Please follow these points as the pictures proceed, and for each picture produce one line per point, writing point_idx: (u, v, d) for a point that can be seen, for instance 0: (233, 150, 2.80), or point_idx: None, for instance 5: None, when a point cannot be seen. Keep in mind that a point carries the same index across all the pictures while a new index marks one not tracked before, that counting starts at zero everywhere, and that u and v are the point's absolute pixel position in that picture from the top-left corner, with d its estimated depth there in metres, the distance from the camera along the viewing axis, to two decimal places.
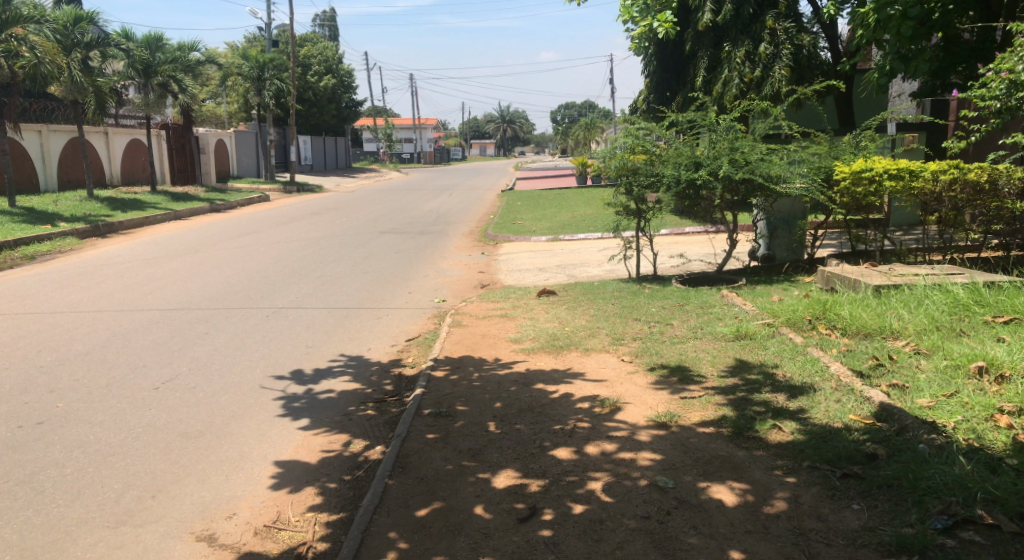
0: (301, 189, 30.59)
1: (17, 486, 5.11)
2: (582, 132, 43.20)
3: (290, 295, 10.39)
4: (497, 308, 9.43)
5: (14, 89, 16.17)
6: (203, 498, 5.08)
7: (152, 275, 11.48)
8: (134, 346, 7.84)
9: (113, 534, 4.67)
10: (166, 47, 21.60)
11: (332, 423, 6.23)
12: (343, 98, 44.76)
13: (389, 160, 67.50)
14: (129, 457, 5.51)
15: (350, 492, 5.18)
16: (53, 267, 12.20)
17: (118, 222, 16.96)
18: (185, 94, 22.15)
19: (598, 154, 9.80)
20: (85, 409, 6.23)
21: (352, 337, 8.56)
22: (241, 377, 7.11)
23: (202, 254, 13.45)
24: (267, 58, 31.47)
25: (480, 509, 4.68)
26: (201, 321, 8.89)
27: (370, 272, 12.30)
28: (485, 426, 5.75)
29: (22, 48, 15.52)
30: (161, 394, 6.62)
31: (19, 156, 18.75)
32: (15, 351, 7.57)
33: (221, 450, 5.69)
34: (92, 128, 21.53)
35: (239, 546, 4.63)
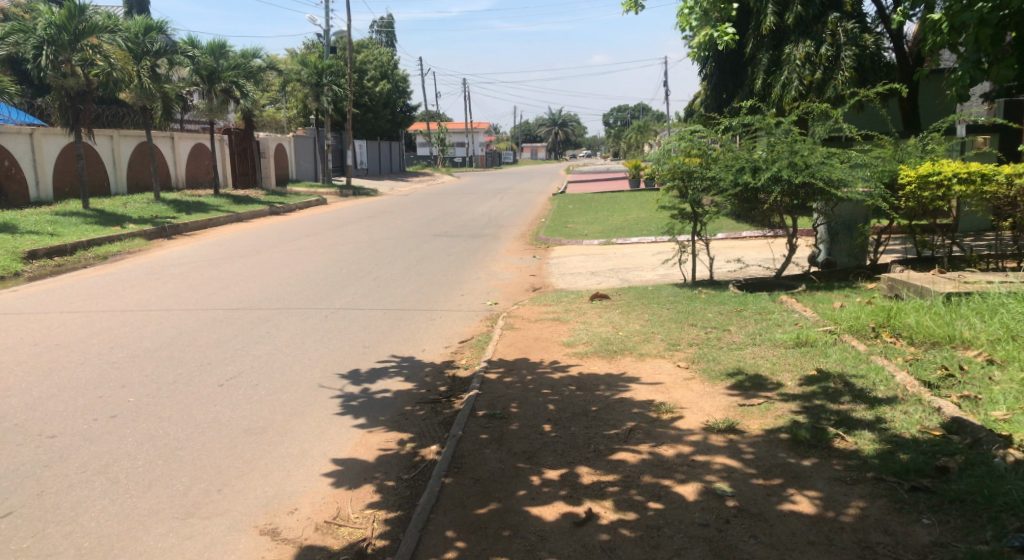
0: (356, 192, 30.98)
1: (94, 476, 5.29)
2: (637, 134, 42.98)
3: (347, 297, 10.55)
4: (550, 311, 9.45)
5: (89, 97, 16.74)
6: (266, 493, 5.19)
7: (215, 275, 11.77)
8: (200, 344, 8.05)
9: (183, 526, 4.80)
10: (230, 54, 22.06)
11: (388, 422, 6.33)
12: (398, 103, 45.25)
13: (442, 162, 67.88)
14: (195, 450, 5.67)
15: (406, 491, 5.26)
16: (124, 267, 12.62)
17: (183, 224, 17.46)
18: (247, 100, 22.45)
19: (651, 157, 9.74)
20: (156, 404, 6.43)
21: (407, 338, 8.67)
22: (300, 375, 7.26)
23: (263, 256, 13.72)
24: (326, 64, 31.81)
25: (535, 512, 4.71)
26: (262, 320, 9.10)
27: (424, 274, 12.45)
28: (541, 429, 5.78)
29: (97, 56, 16.09)
30: (226, 391, 6.78)
31: (93, 160, 19.37)
32: (88, 347, 7.82)
33: (283, 447, 5.82)
34: (160, 133, 22.13)
35: (300, 540, 4.73)
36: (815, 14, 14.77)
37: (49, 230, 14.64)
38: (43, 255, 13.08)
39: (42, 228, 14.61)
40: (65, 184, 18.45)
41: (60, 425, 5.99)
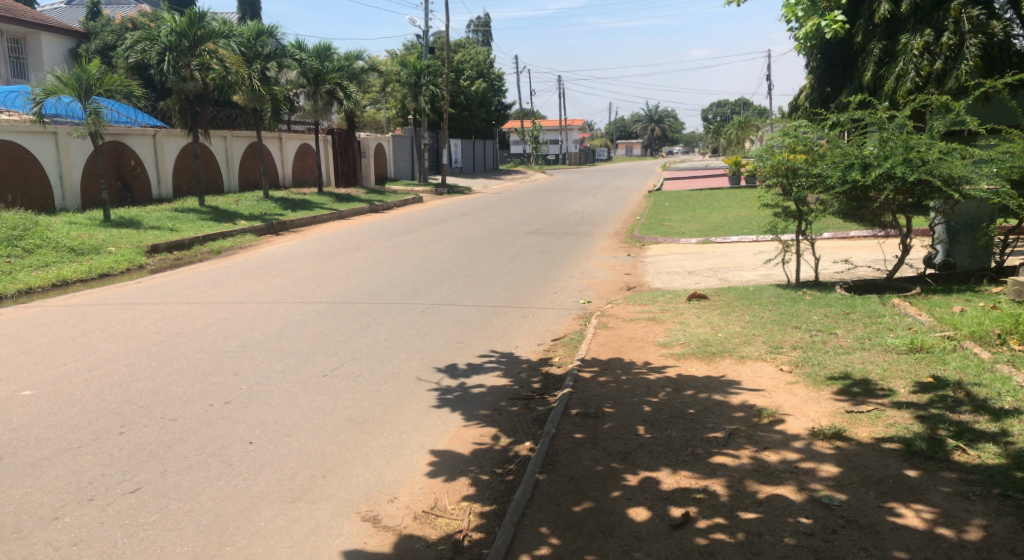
0: (451, 191, 31.39)
1: (210, 458, 5.52)
2: (738, 130, 42.05)
3: (443, 292, 10.70)
4: (646, 311, 9.32)
5: (206, 99, 17.53)
6: (367, 481, 5.31)
7: (318, 270, 12.13)
8: (306, 335, 8.32)
9: (291, 508, 4.96)
10: (334, 56, 22.61)
11: (483, 417, 6.38)
12: (493, 102, 45.57)
13: (536, 161, 68.04)
14: (301, 437, 5.86)
15: (501, 485, 5.30)
16: (235, 261, 13.16)
17: (289, 220, 18.07)
18: (350, 101, 23.02)
19: (753, 154, 9.50)
20: (265, 391, 6.68)
21: (501, 334, 8.72)
22: (400, 368, 7.41)
23: (363, 252, 14.06)
24: (424, 65, 32.33)
25: (632, 511, 4.67)
26: (362, 314, 9.32)
27: (517, 271, 12.51)
28: (636, 429, 5.71)
29: (213, 61, 16.84)
30: (329, 381, 6.98)
31: (209, 160, 20.27)
32: (204, 337, 8.19)
33: (383, 436, 5.94)
34: (269, 134, 22.97)
35: (400, 529, 4.84)
36: (934, 3, 14.12)
37: (169, 225, 15.43)
38: (164, 250, 13.80)
39: (162, 224, 15.41)
40: (183, 182, 19.37)
41: (178, 409, 6.29)
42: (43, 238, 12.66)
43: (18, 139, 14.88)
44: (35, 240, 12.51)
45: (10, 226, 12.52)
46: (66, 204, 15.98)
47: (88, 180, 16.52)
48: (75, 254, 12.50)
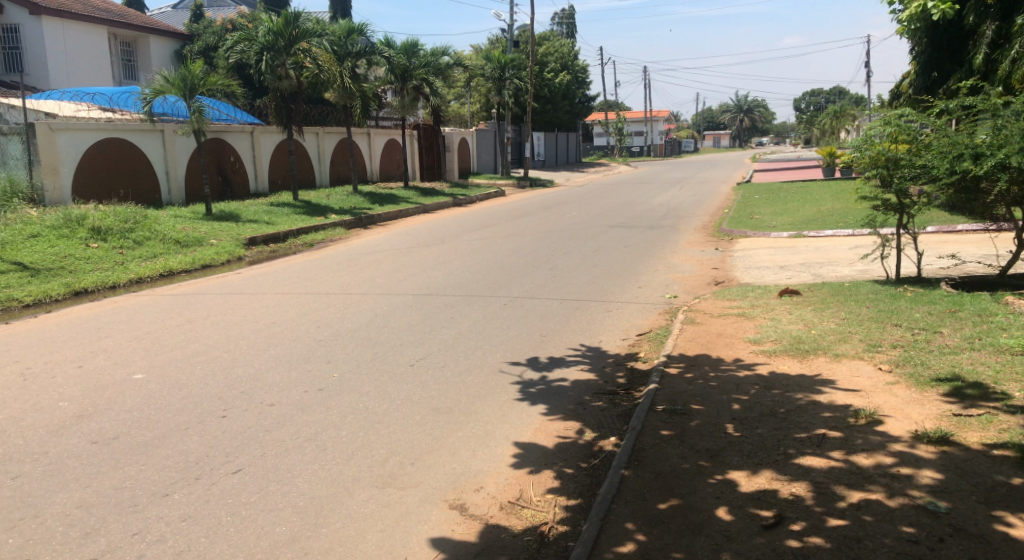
0: (534, 184, 31.39)
1: (306, 442, 5.66)
2: (833, 120, 40.62)
3: (526, 286, 10.70)
4: (735, 306, 9.11)
5: (299, 97, 17.99)
6: (454, 470, 5.35)
7: (405, 263, 12.31)
8: (393, 326, 8.44)
9: (382, 493, 5.04)
10: (421, 52, 22.84)
11: (568, 411, 6.34)
12: (577, 94, 45.29)
13: (620, 153, 67.39)
14: (390, 425, 5.94)
15: (586, 479, 5.26)
16: (325, 254, 13.47)
17: (376, 214, 18.39)
18: (436, 96, 23.24)
19: (851, 145, 9.13)
20: (355, 380, 6.81)
21: (585, 328, 8.66)
22: (486, 359, 7.44)
23: (448, 245, 14.19)
24: (508, 59, 32.40)
25: (722, 510, 4.56)
26: (448, 306, 9.40)
27: (601, 265, 12.41)
28: (725, 427, 5.58)
29: (308, 60, 17.27)
30: (416, 371, 7.06)
31: (302, 156, 20.81)
32: (297, 326, 8.41)
33: (469, 426, 5.97)
34: (358, 130, 23.42)
35: (486, 518, 4.85)
36: None
37: (265, 219, 15.92)
38: (261, 242, 14.24)
39: (259, 217, 15.91)
40: (279, 177, 19.95)
41: (275, 394, 6.47)
42: (150, 231, 13.24)
43: (128, 136, 15.59)
44: (144, 232, 13.10)
45: (121, 219, 13.15)
46: (172, 199, 16.67)
47: (191, 176, 17.19)
48: (180, 246, 13.03)
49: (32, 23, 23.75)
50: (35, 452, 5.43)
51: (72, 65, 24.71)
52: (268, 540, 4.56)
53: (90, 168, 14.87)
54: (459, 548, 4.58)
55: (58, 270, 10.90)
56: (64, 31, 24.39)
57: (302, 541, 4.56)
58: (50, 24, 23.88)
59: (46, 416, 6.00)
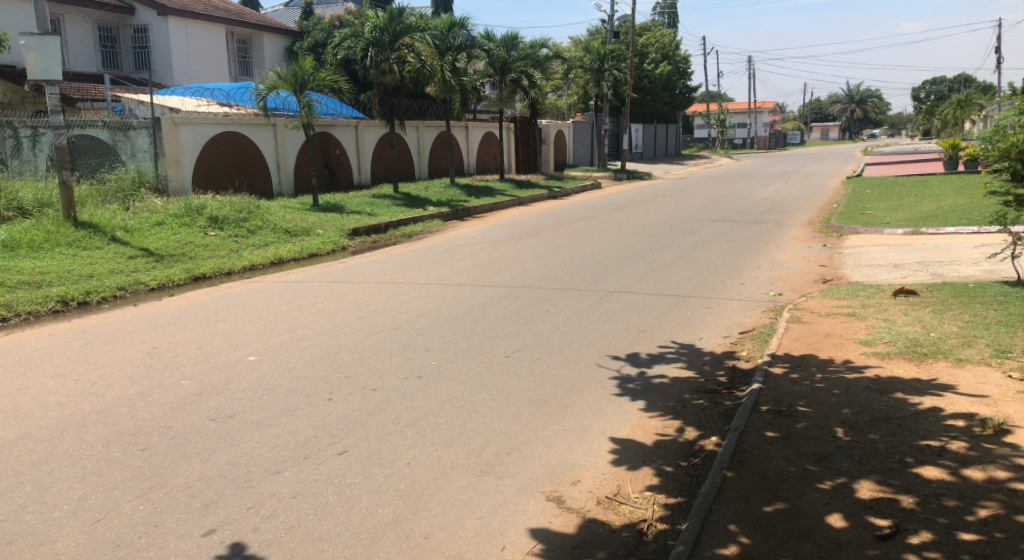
0: (632, 178, 30.95)
1: (406, 427, 5.67)
2: (956, 110, 38.42)
3: (624, 280, 10.50)
4: (845, 306, 8.68)
5: (402, 91, 18.23)
6: (550, 462, 5.26)
7: (501, 255, 12.28)
8: (489, 317, 8.42)
9: (479, 481, 4.99)
10: (521, 44, 22.78)
11: (667, 408, 6.15)
12: (678, 84, 44.35)
13: (722, 145, 65.76)
14: (488, 414, 5.89)
15: (686, 478, 5.08)
16: (424, 245, 13.60)
17: (473, 207, 18.47)
18: (535, 89, 23.16)
19: (979, 136, 8.53)
20: (453, 368, 6.81)
21: (685, 324, 8.41)
22: (582, 353, 7.31)
23: (545, 238, 14.10)
24: (608, 49, 32.00)
25: (833, 518, 4.32)
26: (544, 298, 9.32)
27: (702, 260, 12.07)
28: (836, 431, 5.29)
29: (410, 55, 17.47)
30: (512, 362, 7.01)
31: (403, 149, 21.12)
32: (396, 315, 8.48)
33: (565, 419, 5.87)
34: (457, 123, 23.61)
35: (583, 512, 4.74)
36: None
37: (366, 210, 16.21)
38: (364, 233, 14.49)
39: (361, 209, 16.22)
40: (380, 170, 20.31)
41: (376, 380, 6.53)
42: (263, 220, 13.67)
43: (244, 129, 16.16)
44: (257, 221, 13.53)
45: (236, 208, 13.61)
46: (282, 190, 17.19)
47: (300, 168, 17.68)
48: (289, 235, 13.40)
49: (159, 24, 25.08)
50: (162, 425, 5.61)
51: (194, 62, 25.89)
52: (372, 520, 4.56)
53: (209, 160, 15.47)
54: (556, 540, 4.48)
55: (179, 256, 11.36)
56: (188, 31, 25.63)
57: (405, 524, 4.54)
58: (177, 24, 25.16)
59: (169, 392, 6.22)
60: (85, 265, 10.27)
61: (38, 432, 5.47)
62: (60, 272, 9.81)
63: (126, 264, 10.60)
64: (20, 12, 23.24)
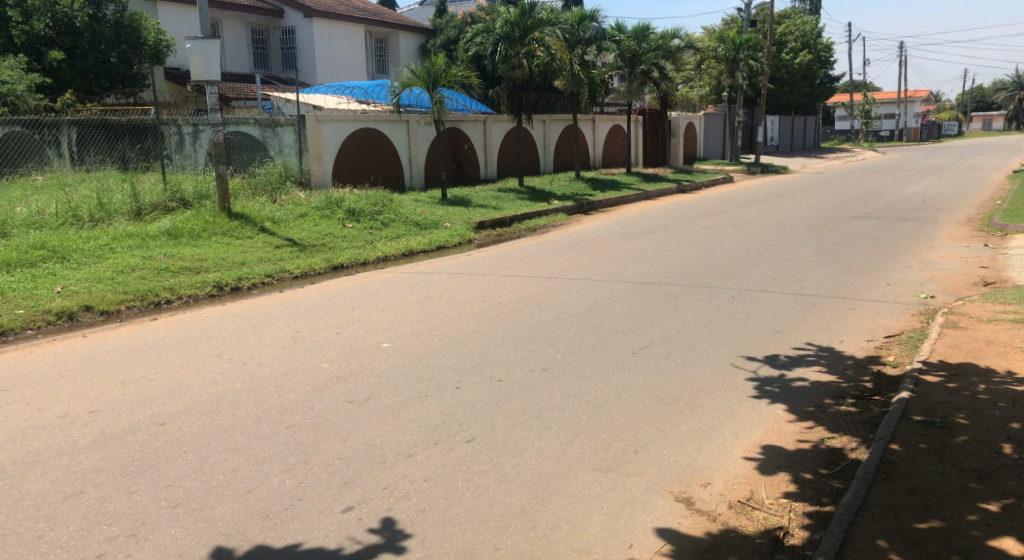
0: (767, 172, 29.90)
1: (532, 420, 5.68)
2: None
3: (756, 278, 10.16)
4: (1007, 311, 8.05)
5: (530, 86, 18.32)
6: (679, 462, 5.14)
7: (628, 250, 12.14)
8: (616, 312, 8.34)
9: (606, 478, 4.93)
10: (652, 36, 22.46)
11: (805, 413, 5.89)
12: (819, 74, 42.40)
13: (864, 138, 62.49)
14: (614, 411, 5.82)
15: (826, 487, 4.85)
16: (550, 239, 13.63)
17: (599, 201, 18.35)
18: (665, 81, 22.76)
19: None
20: (578, 363, 6.77)
21: (824, 326, 8.04)
22: (713, 353, 7.11)
23: (673, 233, 13.83)
24: (744, 39, 30.94)
25: (993, 540, 4.02)
26: (672, 295, 9.13)
27: (842, 259, 11.52)
28: (997, 447, 4.91)
29: (540, 49, 17.52)
30: (638, 359, 6.90)
31: (529, 143, 21.22)
32: (522, 308, 8.53)
33: (694, 420, 5.72)
34: (584, 117, 23.54)
35: (715, 515, 4.62)
36: None
37: (493, 204, 16.39)
38: (489, 226, 14.66)
39: (487, 202, 16.41)
40: (507, 164, 20.50)
41: (503, 371, 6.59)
42: (396, 213, 14.06)
43: (379, 125, 16.67)
44: (390, 214, 13.93)
45: (371, 201, 14.05)
46: (413, 183, 17.64)
47: (431, 162, 18.09)
48: (419, 228, 13.74)
49: (306, 25, 26.23)
50: (304, 405, 5.86)
51: (335, 61, 26.95)
52: (499, 509, 4.60)
53: (347, 155, 16.06)
54: (686, 541, 4.38)
55: (320, 246, 11.86)
56: (331, 31, 26.70)
57: (531, 514, 4.55)
58: (320, 25, 26.25)
59: (310, 375, 6.48)
60: (238, 253, 10.87)
61: (196, 406, 5.83)
62: (215, 259, 10.43)
63: (273, 253, 11.16)
64: (184, 18, 24.82)
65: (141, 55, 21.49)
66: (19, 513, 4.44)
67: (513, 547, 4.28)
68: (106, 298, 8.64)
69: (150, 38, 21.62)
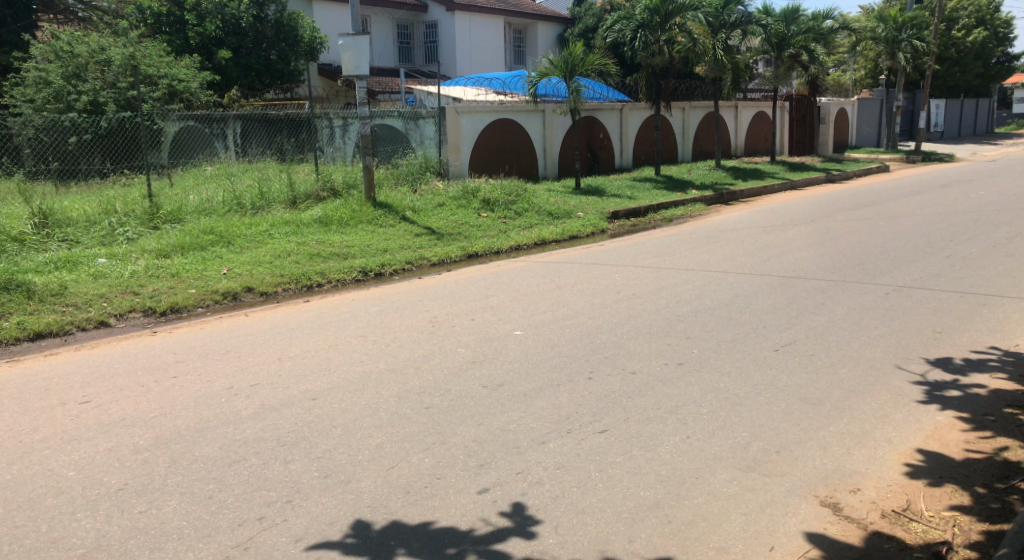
0: (928, 159, 28.13)
1: (667, 414, 5.66)
2: None
3: (912, 273, 9.63)
4: None
5: (670, 73, 18.04)
6: (825, 466, 4.99)
7: (771, 242, 11.77)
8: (756, 307, 8.14)
9: (745, 477, 4.86)
10: (802, 18, 21.61)
11: (972, 421, 5.59)
12: (994, 52, 39.26)
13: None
14: (755, 409, 5.71)
15: (997, 503, 4.63)
16: (688, 229, 13.41)
17: (740, 191, 17.86)
18: (816, 65, 21.81)
19: None
20: (716, 359, 6.67)
21: (989, 327, 7.53)
22: (863, 352, 6.83)
23: (820, 225, 13.30)
24: (908, 18, 29.11)
25: None
26: (818, 290, 8.80)
27: (1013, 254, 10.71)
28: None
29: (681, 35, 17.21)
30: (780, 356, 6.72)
31: (667, 130, 20.91)
32: (658, 300, 8.47)
33: (842, 422, 5.53)
34: (726, 103, 22.96)
35: (865, 523, 4.47)
36: None
37: (628, 193, 16.29)
38: (623, 216, 14.59)
39: (622, 192, 16.32)
40: (643, 153, 20.30)
41: (638, 364, 6.58)
42: (529, 203, 14.22)
43: (516, 116, 16.89)
44: (524, 204, 14.10)
45: (506, 191, 14.27)
46: (547, 173, 17.79)
47: (566, 152, 18.17)
48: (552, 217, 13.86)
49: (448, 19, 26.85)
50: (442, 387, 6.08)
51: (475, 53, 27.48)
52: (633, 502, 4.62)
53: (485, 146, 16.38)
54: (834, 548, 4.27)
55: (457, 235, 12.19)
56: (471, 24, 27.20)
57: (666, 509, 4.55)
58: (462, 18, 26.82)
59: (448, 359, 6.70)
60: (381, 240, 11.33)
61: (345, 384, 6.16)
62: (361, 247, 10.91)
63: (413, 241, 11.55)
64: (336, 15, 25.93)
65: (297, 53, 22.54)
66: (192, 474, 4.85)
67: (648, 541, 4.30)
68: (265, 280, 9.23)
69: (308, 36, 22.55)
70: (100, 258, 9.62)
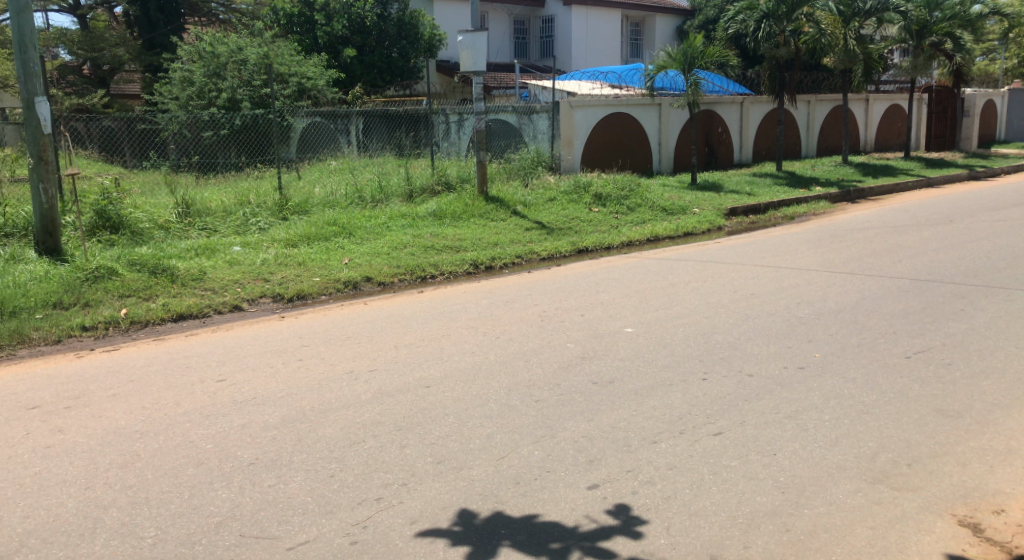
0: None
1: (786, 419, 5.43)
2: None
3: None
4: None
5: (795, 64, 17.39)
6: (964, 483, 4.66)
7: (904, 243, 11.15)
8: (885, 311, 7.71)
9: (873, 489, 4.59)
10: (947, 3, 20.37)
11: None
12: None
13: None
14: (883, 418, 5.40)
15: None
16: (812, 228, 12.87)
17: (869, 188, 17.02)
18: (962, 53, 20.48)
19: None
20: (840, 363, 6.36)
21: None
22: (1008, 364, 6.35)
23: (959, 226, 12.49)
24: None
25: None
26: (956, 296, 8.26)
27: None
28: None
29: (809, 25, 16.55)
30: (911, 364, 6.34)
31: (791, 125, 20.17)
32: (778, 300, 8.16)
33: (983, 438, 5.15)
34: (856, 96, 21.96)
35: (1010, 547, 4.15)
36: None
37: (747, 189, 15.79)
38: (741, 213, 14.15)
39: (741, 188, 15.83)
40: (764, 148, 19.67)
41: (756, 366, 6.34)
42: (643, 198, 14.01)
43: (631, 110, 16.67)
44: (637, 199, 13.90)
45: (619, 186, 14.09)
46: (662, 168, 17.47)
47: (682, 147, 17.81)
48: (666, 213, 13.60)
49: (565, 14, 26.78)
50: (552, 382, 6.04)
51: (591, 48, 27.31)
52: (750, 507, 4.45)
53: (599, 141, 16.25)
54: None
55: (568, 229, 12.14)
56: (588, 18, 27.03)
57: (785, 517, 4.35)
58: (580, 12, 26.68)
59: (557, 354, 6.65)
60: (492, 234, 11.40)
61: (457, 373, 6.21)
62: (473, 239, 11.02)
63: (524, 235, 11.57)
64: (456, 11, 26.28)
65: (418, 49, 22.98)
66: (315, 452, 5.00)
67: (765, 548, 4.13)
68: (383, 271, 9.43)
69: (427, 34, 23.01)
70: (235, 246, 10.07)
